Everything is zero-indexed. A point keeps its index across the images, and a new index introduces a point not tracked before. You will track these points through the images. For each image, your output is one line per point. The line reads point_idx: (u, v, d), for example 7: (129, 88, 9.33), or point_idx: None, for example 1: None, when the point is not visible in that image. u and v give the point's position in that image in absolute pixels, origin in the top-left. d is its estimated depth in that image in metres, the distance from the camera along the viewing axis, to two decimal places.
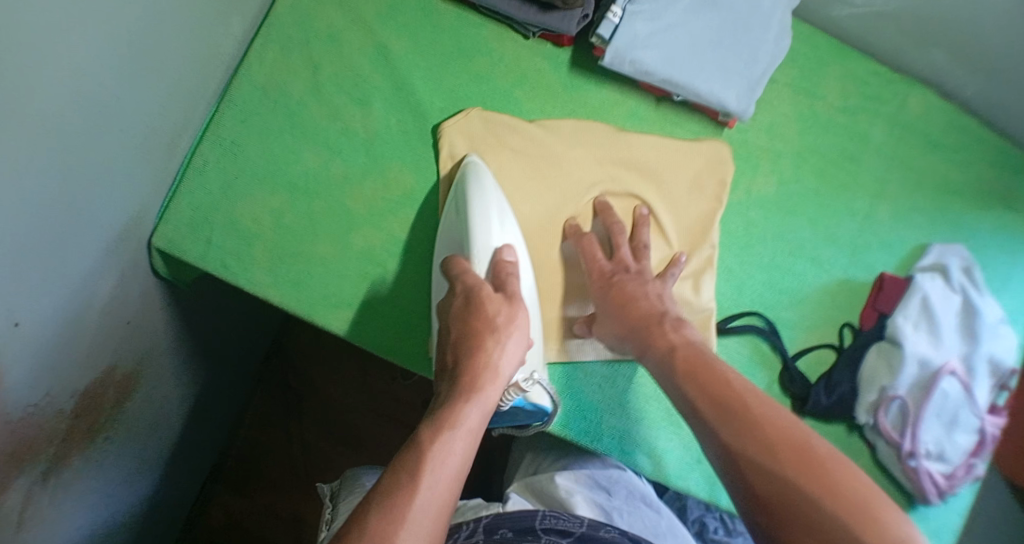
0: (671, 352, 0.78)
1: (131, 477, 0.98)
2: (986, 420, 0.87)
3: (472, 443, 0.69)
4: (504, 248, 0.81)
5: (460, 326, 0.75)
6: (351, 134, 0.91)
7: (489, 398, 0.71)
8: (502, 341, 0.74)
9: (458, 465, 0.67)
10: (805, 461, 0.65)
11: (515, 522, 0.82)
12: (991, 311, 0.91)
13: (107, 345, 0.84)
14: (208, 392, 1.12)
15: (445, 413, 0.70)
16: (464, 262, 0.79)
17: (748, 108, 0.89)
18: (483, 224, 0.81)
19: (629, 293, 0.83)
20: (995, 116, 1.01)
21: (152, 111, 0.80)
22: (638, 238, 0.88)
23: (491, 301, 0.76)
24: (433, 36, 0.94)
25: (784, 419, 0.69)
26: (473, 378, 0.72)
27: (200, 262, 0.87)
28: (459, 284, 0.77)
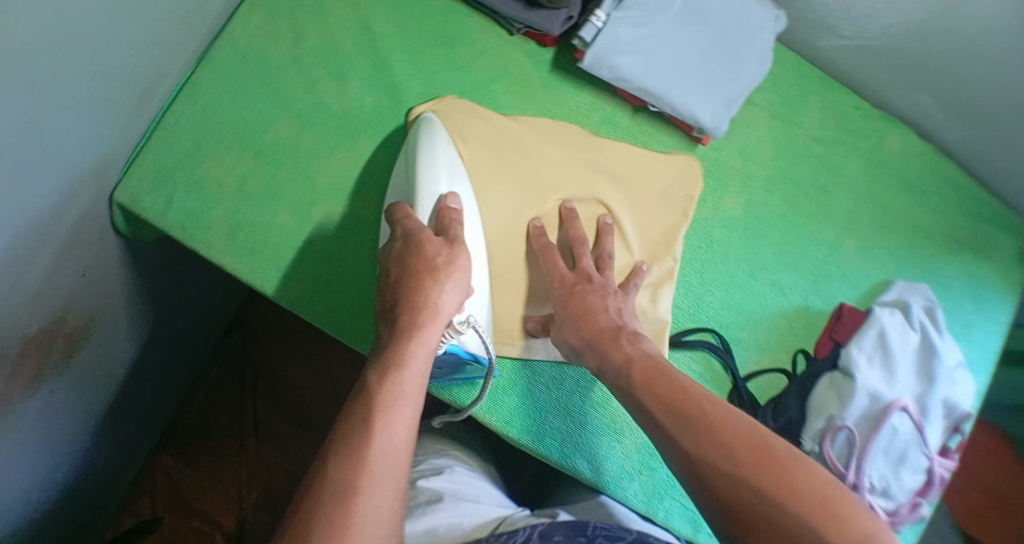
0: (628, 363, 0.75)
1: (88, 416, 0.98)
2: (934, 461, 0.87)
3: (418, 395, 0.68)
4: (448, 195, 0.79)
5: (400, 267, 0.73)
6: (326, 109, 0.91)
7: (430, 336, 0.70)
8: (443, 279, 0.72)
9: (408, 419, 0.66)
10: (769, 464, 0.64)
11: (568, 530, 0.73)
12: (949, 353, 0.90)
13: (59, 293, 0.83)
14: (157, 343, 1.09)
15: (390, 357, 0.68)
16: (409, 208, 0.78)
17: (722, 125, 0.90)
18: (430, 202, 0.79)
19: (588, 303, 0.80)
20: (971, 161, 1.01)
21: (129, 62, 0.79)
22: (602, 245, 0.87)
23: (432, 242, 0.73)
24: (418, 21, 0.94)
25: (739, 420, 0.67)
26: (413, 319, 0.70)
27: (159, 220, 0.86)
28: (400, 227, 0.76)
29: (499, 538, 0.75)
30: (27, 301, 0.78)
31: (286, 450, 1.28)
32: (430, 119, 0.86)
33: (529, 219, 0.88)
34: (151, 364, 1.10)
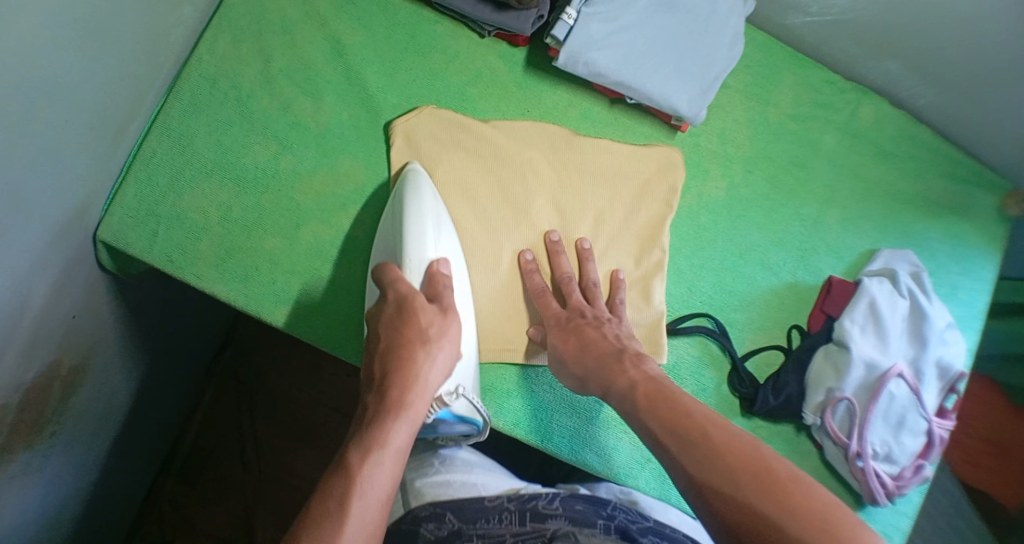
0: (633, 388, 0.77)
1: (82, 454, 0.96)
2: (933, 422, 0.89)
3: (396, 474, 0.71)
4: (438, 263, 0.81)
5: (391, 336, 0.76)
6: (303, 129, 0.90)
7: (416, 415, 0.74)
8: (434, 351, 0.76)
9: (384, 493, 0.70)
10: (768, 488, 0.66)
11: (589, 503, 0.82)
12: (938, 316, 0.92)
13: (50, 340, 0.82)
14: (149, 401, 1.10)
15: (373, 434, 0.72)
16: (398, 270, 0.79)
17: (700, 112, 0.90)
18: (420, 266, 0.80)
19: (586, 336, 0.82)
20: (945, 125, 1.02)
21: (97, 100, 0.78)
22: (586, 273, 0.89)
23: (425, 311, 0.77)
24: (388, 31, 0.93)
25: (744, 442, 0.70)
26: (402, 395, 0.74)
27: (145, 255, 0.86)
28: (392, 291, 0.77)
29: (524, 497, 0.83)
30: (20, 350, 0.78)
31: (293, 463, 1.28)
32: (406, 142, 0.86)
33: (518, 250, 0.89)
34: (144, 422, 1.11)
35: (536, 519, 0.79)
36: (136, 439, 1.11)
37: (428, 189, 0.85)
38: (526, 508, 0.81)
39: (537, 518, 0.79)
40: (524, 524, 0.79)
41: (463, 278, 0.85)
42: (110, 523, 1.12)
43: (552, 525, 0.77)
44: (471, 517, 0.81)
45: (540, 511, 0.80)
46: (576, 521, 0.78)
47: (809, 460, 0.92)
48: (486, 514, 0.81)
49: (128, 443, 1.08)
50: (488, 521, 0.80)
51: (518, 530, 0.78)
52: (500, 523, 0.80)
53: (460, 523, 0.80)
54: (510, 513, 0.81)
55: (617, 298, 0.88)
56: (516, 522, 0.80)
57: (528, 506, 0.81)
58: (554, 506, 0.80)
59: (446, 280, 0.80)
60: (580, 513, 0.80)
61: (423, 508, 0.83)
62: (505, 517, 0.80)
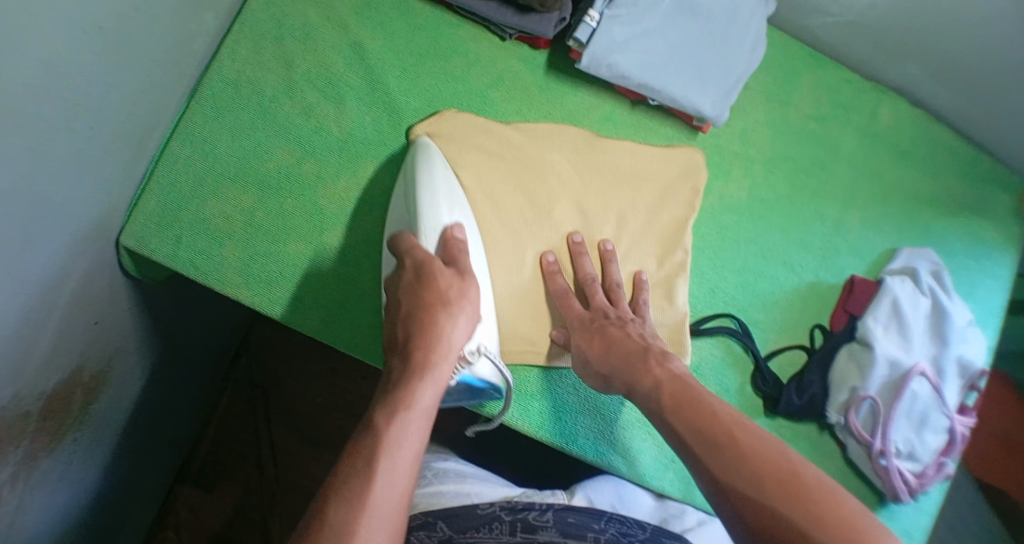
0: (658, 387, 0.77)
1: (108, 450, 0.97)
2: (956, 420, 0.90)
3: (423, 437, 0.70)
4: (454, 227, 0.81)
5: (412, 301, 0.75)
6: (326, 134, 0.90)
7: (440, 374, 0.72)
8: (455, 312, 0.75)
9: (412, 454, 0.69)
10: (793, 491, 0.66)
11: (580, 516, 0.80)
12: (960, 314, 0.92)
13: (74, 346, 0.82)
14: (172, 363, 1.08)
15: (398, 395, 0.71)
16: (415, 238, 0.79)
17: (723, 114, 0.90)
18: (435, 233, 0.80)
19: (610, 336, 0.82)
20: (965, 125, 1.02)
21: (120, 106, 0.78)
22: (609, 274, 0.89)
23: (443, 275, 0.76)
24: (409, 35, 0.93)
25: (767, 447, 0.70)
26: (425, 356, 0.73)
27: (168, 261, 0.86)
28: (409, 258, 0.77)
29: (517, 507, 0.82)
30: (44, 357, 0.78)
31: (311, 467, 1.28)
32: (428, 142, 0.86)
33: (540, 252, 0.89)
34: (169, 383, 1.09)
35: (526, 530, 0.78)
36: (151, 445, 1.10)
37: (442, 164, 0.85)
38: (516, 519, 0.80)
39: (527, 528, 0.78)
40: (514, 533, 0.77)
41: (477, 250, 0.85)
42: (129, 518, 1.11)
43: (543, 537, 0.76)
44: (464, 527, 0.80)
45: (531, 523, 0.79)
46: (566, 533, 0.77)
47: (832, 459, 0.93)
48: (477, 524, 0.80)
49: (141, 447, 1.07)
50: (479, 531, 0.79)
51: (508, 540, 0.77)
52: (491, 533, 0.78)
53: (451, 532, 0.79)
54: (500, 522, 0.79)
55: (640, 300, 0.88)
56: (507, 532, 0.78)
57: (519, 517, 0.80)
58: (545, 518, 0.79)
59: (461, 244, 0.80)
60: (571, 525, 0.78)
61: (415, 517, 0.82)
62: (495, 527, 0.79)
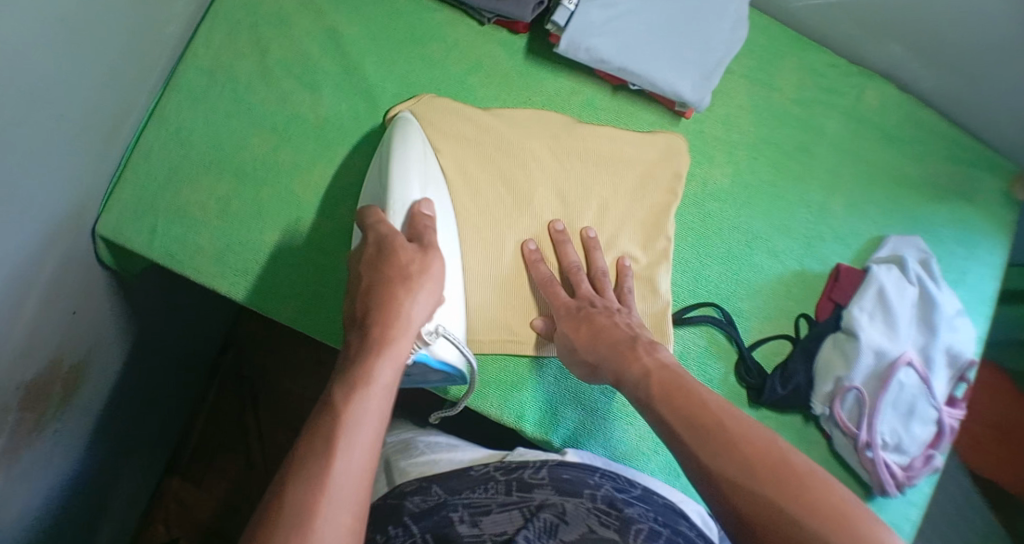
0: (646, 376, 0.75)
1: (91, 440, 0.96)
2: (943, 411, 0.88)
3: (384, 413, 0.67)
4: (421, 203, 0.77)
5: (372, 275, 0.71)
6: (301, 121, 0.89)
7: (401, 348, 0.68)
8: (417, 293, 0.70)
9: (373, 435, 0.65)
10: (786, 478, 0.64)
11: (576, 471, 0.80)
12: (948, 303, 0.91)
13: (51, 336, 0.81)
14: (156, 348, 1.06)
15: (356, 371, 0.67)
16: (382, 213, 0.75)
17: (705, 98, 0.88)
18: (403, 207, 0.76)
19: (597, 324, 0.81)
20: (952, 108, 1.00)
21: (94, 91, 0.77)
22: (595, 263, 0.87)
23: (405, 250, 0.72)
24: (385, 20, 0.92)
25: (760, 434, 0.68)
26: (384, 330, 0.68)
27: (144, 251, 0.85)
28: (372, 232, 0.73)
29: (512, 465, 0.81)
30: (20, 349, 0.77)
31: None
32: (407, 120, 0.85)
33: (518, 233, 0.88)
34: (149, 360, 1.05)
35: (523, 488, 0.77)
36: (133, 439, 1.08)
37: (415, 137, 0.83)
38: (511, 478, 0.79)
39: (523, 487, 0.77)
40: (510, 492, 0.76)
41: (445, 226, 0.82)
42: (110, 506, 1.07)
43: (540, 494, 0.75)
44: (458, 488, 0.78)
45: (527, 481, 0.78)
46: (563, 491, 0.76)
47: (818, 450, 0.91)
48: (472, 484, 0.78)
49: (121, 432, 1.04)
50: (474, 491, 0.77)
51: (505, 499, 0.75)
52: (486, 492, 0.77)
53: (445, 494, 0.77)
54: (495, 482, 0.78)
55: (624, 287, 0.87)
56: (503, 490, 0.77)
57: (514, 476, 0.79)
58: (540, 476, 0.78)
59: (429, 224, 0.76)
60: (567, 483, 0.78)
61: (409, 483, 0.80)
62: (490, 486, 0.78)
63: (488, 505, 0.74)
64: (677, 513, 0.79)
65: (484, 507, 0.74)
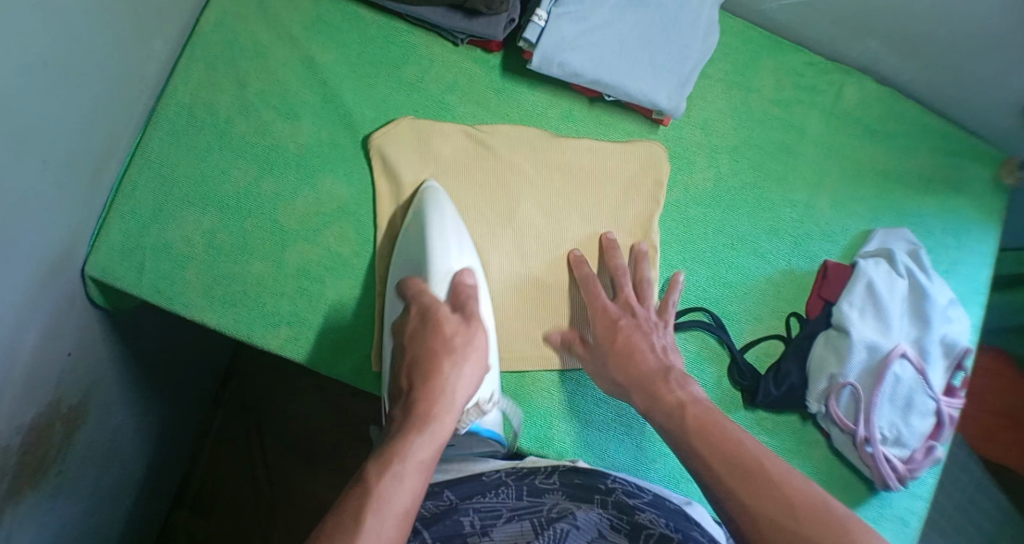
0: (681, 407, 0.76)
1: (93, 486, 0.96)
2: (942, 402, 0.88)
3: (420, 487, 0.70)
4: (462, 273, 0.82)
5: (416, 348, 0.77)
6: (282, 151, 0.90)
7: (443, 424, 0.73)
8: (461, 364, 0.77)
9: (406, 505, 0.68)
10: (824, 519, 0.65)
11: (587, 477, 0.81)
12: (940, 293, 0.90)
13: (49, 379, 0.82)
14: (158, 402, 1.08)
15: (397, 445, 0.71)
16: (422, 283, 0.81)
17: (680, 105, 0.89)
18: (445, 280, 0.82)
19: (633, 344, 0.82)
20: (933, 100, 1.00)
21: (75, 137, 0.78)
22: (640, 271, 0.89)
23: (449, 321, 0.78)
24: (360, 46, 0.93)
25: (794, 474, 0.69)
26: (428, 408, 0.74)
27: (133, 289, 0.85)
28: (416, 304, 0.79)
29: (523, 472, 0.83)
30: (19, 392, 0.78)
31: (310, 487, 1.27)
32: (432, 189, 0.87)
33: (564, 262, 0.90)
34: (152, 406, 1.07)
35: (533, 493, 0.79)
36: (137, 481, 1.09)
37: (444, 202, 0.86)
38: (522, 484, 0.81)
39: (534, 492, 0.80)
40: (522, 497, 0.78)
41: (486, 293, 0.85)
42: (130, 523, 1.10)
43: (550, 500, 0.78)
44: (468, 492, 0.80)
45: (537, 487, 0.80)
46: (574, 497, 0.78)
47: (818, 448, 0.91)
48: (482, 489, 0.80)
49: (127, 486, 1.06)
50: (485, 495, 0.79)
51: (516, 505, 0.77)
52: (498, 497, 0.79)
53: (457, 499, 0.79)
54: (506, 487, 0.80)
55: (668, 299, 0.88)
56: (514, 495, 0.79)
57: (525, 482, 0.81)
58: (551, 482, 0.81)
59: (472, 292, 0.81)
60: (578, 488, 0.80)
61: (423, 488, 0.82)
62: (501, 491, 0.80)
63: (499, 511, 0.76)
64: (689, 520, 0.78)
65: (495, 512, 0.76)
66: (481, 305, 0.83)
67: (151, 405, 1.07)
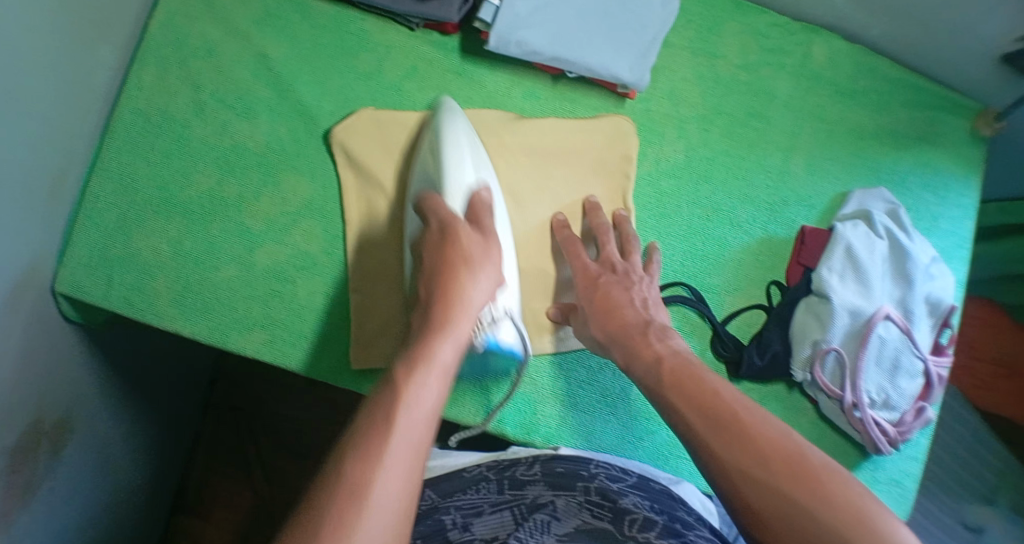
0: (658, 362, 0.75)
1: (87, 498, 0.96)
2: (929, 362, 0.86)
3: (444, 388, 0.67)
4: (479, 187, 0.78)
5: (434, 257, 0.74)
6: (242, 151, 0.88)
7: (461, 329, 0.70)
8: (476, 272, 0.73)
9: (435, 401, 0.65)
10: (800, 474, 0.63)
11: (568, 464, 0.80)
12: (921, 251, 0.89)
13: (27, 399, 0.81)
14: (147, 408, 1.07)
15: (418, 349, 0.68)
16: (439, 198, 0.76)
17: (643, 78, 0.87)
18: (460, 192, 0.77)
19: (613, 297, 0.81)
20: (904, 54, 0.97)
21: (29, 153, 0.76)
22: (625, 232, 0.88)
23: (466, 231, 0.74)
24: (314, 39, 0.91)
25: (774, 428, 0.67)
26: (446, 311, 0.70)
27: (102, 302, 0.84)
28: (434, 218, 0.75)
29: (504, 464, 0.83)
30: None
31: (305, 484, 1.23)
32: (447, 102, 0.85)
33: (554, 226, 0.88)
34: (141, 411, 1.06)
35: (515, 487, 0.79)
36: (134, 488, 1.08)
37: (459, 115, 0.83)
38: (504, 477, 0.81)
39: (515, 485, 0.80)
40: (503, 491, 0.79)
41: (500, 208, 0.83)
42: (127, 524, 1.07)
43: (532, 492, 0.78)
44: (450, 492, 0.81)
45: (518, 479, 0.80)
46: (556, 486, 0.78)
47: (807, 416, 0.90)
48: (464, 486, 0.81)
49: (124, 495, 1.05)
50: (466, 492, 0.80)
51: (498, 499, 0.78)
52: (479, 493, 0.80)
53: (438, 498, 0.80)
54: (488, 482, 0.81)
55: (651, 260, 0.87)
56: (495, 490, 0.80)
57: (506, 475, 0.82)
58: (532, 472, 0.80)
59: (489, 203, 0.78)
60: (560, 476, 0.79)
61: None
62: (482, 487, 0.81)
63: (480, 506, 0.78)
64: (676, 499, 0.78)
65: (476, 508, 0.77)
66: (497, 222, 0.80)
67: (139, 410, 1.05)
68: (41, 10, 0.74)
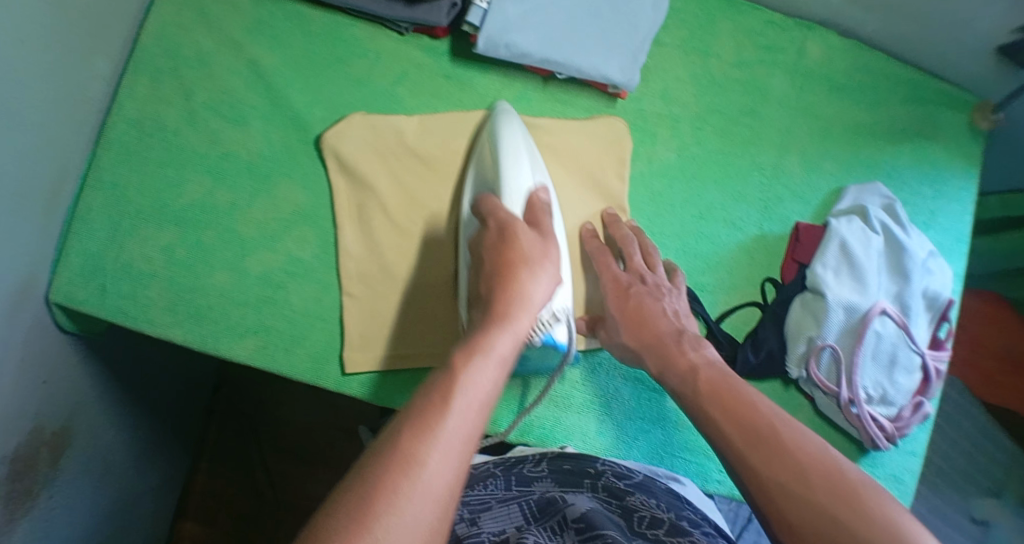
0: (693, 372, 0.76)
1: (89, 505, 0.96)
2: (926, 356, 0.86)
3: (501, 380, 0.63)
4: (537, 189, 0.79)
5: (494, 255, 0.73)
6: (235, 159, 0.88)
7: (520, 324, 0.67)
8: (537, 270, 0.72)
9: (487, 393, 0.61)
10: (842, 489, 0.62)
11: (576, 461, 0.81)
12: (918, 246, 0.88)
13: (26, 408, 0.82)
14: (147, 411, 1.07)
15: (477, 338, 0.65)
16: (497, 200, 0.77)
17: (634, 78, 0.87)
18: (520, 195, 0.78)
19: (647, 309, 0.81)
20: (899, 49, 0.97)
21: (24, 166, 0.77)
22: (644, 243, 0.87)
23: (525, 233, 0.74)
24: (305, 46, 0.91)
25: (811, 442, 0.67)
26: (507, 307, 0.68)
27: (97, 311, 0.84)
28: (492, 219, 0.75)
29: (510, 462, 0.84)
30: None
31: (309, 488, 1.24)
32: (503, 108, 0.87)
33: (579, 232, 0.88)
34: (140, 416, 1.05)
35: (522, 483, 0.79)
36: (136, 494, 1.08)
37: (514, 121, 0.85)
38: (511, 474, 0.82)
39: (522, 481, 0.80)
40: (511, 488, 0.79)
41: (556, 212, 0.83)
42: (130, 529, 1.07)
43: (539, 488, 0.78)
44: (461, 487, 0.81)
45: (524, 477, 0.80)
46: (563, 482, 0.78)
47: (803, 413, 0.89)
48: (473, 482, 0.82)
49: (126, 501, 1.05)
50: (475, 488, 0.80)
51: (505, 495, 0.78)
52: (487, 489, 0.80)
53: None
54: (495, 479, 0.81)
55: (673, 276, 0.87)
56: (502, 485, 0.80)
57: (512, 472, 0.82)
58: (539, 470, 0.81)
59: (546, 207, 0.78)
60: (567, 473, 0.79)
61: None
62: (490, 483, 0.81)
63: (488, 501, 0.77)
64: (681, 500, 0.78)
65: (484, 503, 0.77)
66: (556, 224, 0.80)
67: (141, 415, 1.05)
68: (31, 22, 0.74)
